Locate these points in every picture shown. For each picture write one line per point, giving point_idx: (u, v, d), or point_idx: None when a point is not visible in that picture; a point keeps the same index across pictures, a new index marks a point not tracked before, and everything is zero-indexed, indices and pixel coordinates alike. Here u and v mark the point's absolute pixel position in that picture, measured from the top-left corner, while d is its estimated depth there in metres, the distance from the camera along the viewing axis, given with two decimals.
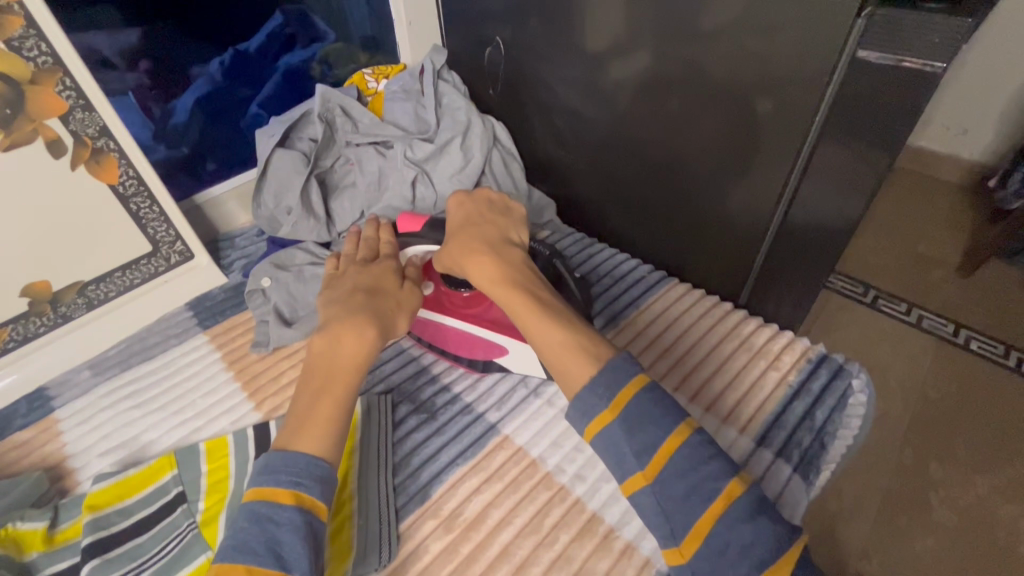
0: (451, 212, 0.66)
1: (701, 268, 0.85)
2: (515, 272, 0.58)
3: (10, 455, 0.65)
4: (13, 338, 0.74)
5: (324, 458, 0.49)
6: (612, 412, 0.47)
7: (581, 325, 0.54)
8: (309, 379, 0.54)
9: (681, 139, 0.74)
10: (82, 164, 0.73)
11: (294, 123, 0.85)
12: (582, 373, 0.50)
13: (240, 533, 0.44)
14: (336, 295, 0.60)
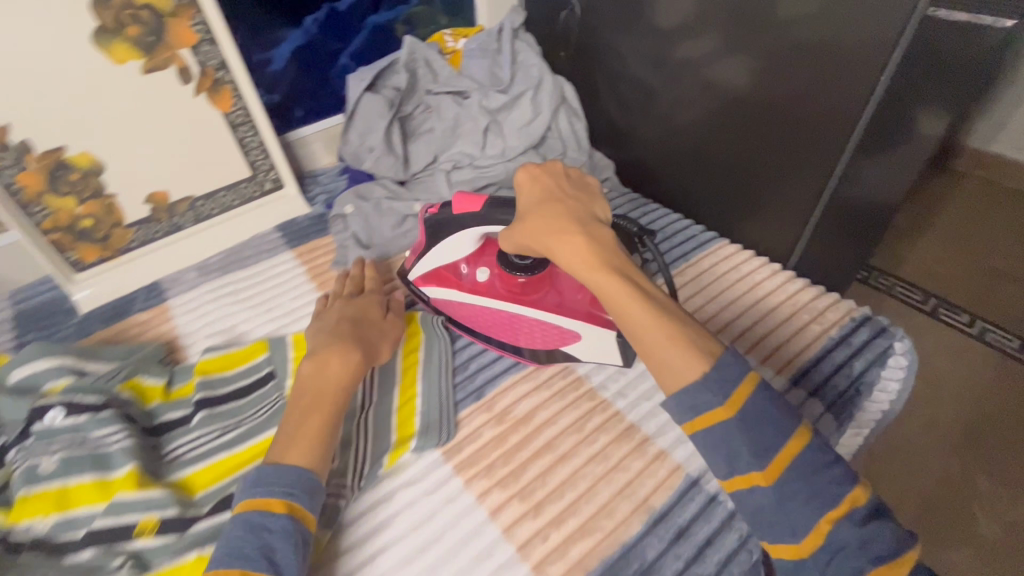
0: (524, 188, 0.57)
1: (751, 233, 0.87)
2: (609, 253, 0.51)
3: (133, 330, 0.76)
4: (136, 239, 0.85)
5: (313, 470, 0.49)
6: (729, 410, 0.43)
7: (687, 317, 0.47)
8: (298, 398, 0.54)
9: (742, 106, 0.76)
10: (203, 93, 0.82)
11: (382, 70, 0.92)
12: (694, 370, 0.44)
13: (233, 539, 0.44)
14: (326, 323, 0.62)
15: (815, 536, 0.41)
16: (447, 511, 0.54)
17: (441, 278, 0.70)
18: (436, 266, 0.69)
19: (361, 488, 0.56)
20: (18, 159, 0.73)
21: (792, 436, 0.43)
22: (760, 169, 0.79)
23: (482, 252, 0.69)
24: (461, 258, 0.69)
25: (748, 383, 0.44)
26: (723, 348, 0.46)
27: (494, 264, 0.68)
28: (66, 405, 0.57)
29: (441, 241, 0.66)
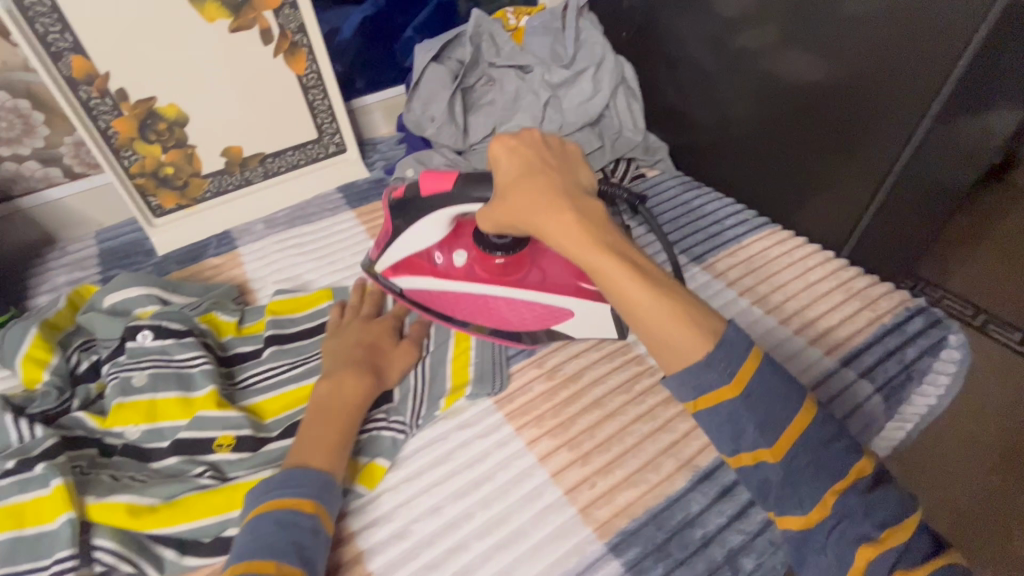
0: (501, 159, 0.50)
1: (807, 220, 0.86)
2: (599, 225, 0.45)
3: (207, 273, 0.81)
4: (210, 190, 0.89)
5: (335, 473, 0.50)
6: (733, 390, 0.40)
7: (684, 292, 0.43)
8: (309, 416, 0.53)
9: (807, 91, 0.77)
10: (281, 54, 0.86)
11: (448, 42, 0.95)
12: (699, 350, 0.40)
13: (262, 534, 0.44)
14: (337, 347, 0.61)
15: (821, 506, 0.40)
16: (499, 453, 0.57)
17: (409, 266, 0.65)
18: (405, 255, 0.64)
19: (417, 426, 0.59)
20: (115, 106, 0.78)
21: (800, 409, 0.41)
22: (814, 160, 0.80)
23: (454, 235, 0.64)
24: (431, 245, 0.64)
25: (752, 360, 0.41)
26: (725, 324, 0.42)
27: (469, 246, 0.64)
28: (154, 328, 0.61)
29: (407, 228, 0.60)
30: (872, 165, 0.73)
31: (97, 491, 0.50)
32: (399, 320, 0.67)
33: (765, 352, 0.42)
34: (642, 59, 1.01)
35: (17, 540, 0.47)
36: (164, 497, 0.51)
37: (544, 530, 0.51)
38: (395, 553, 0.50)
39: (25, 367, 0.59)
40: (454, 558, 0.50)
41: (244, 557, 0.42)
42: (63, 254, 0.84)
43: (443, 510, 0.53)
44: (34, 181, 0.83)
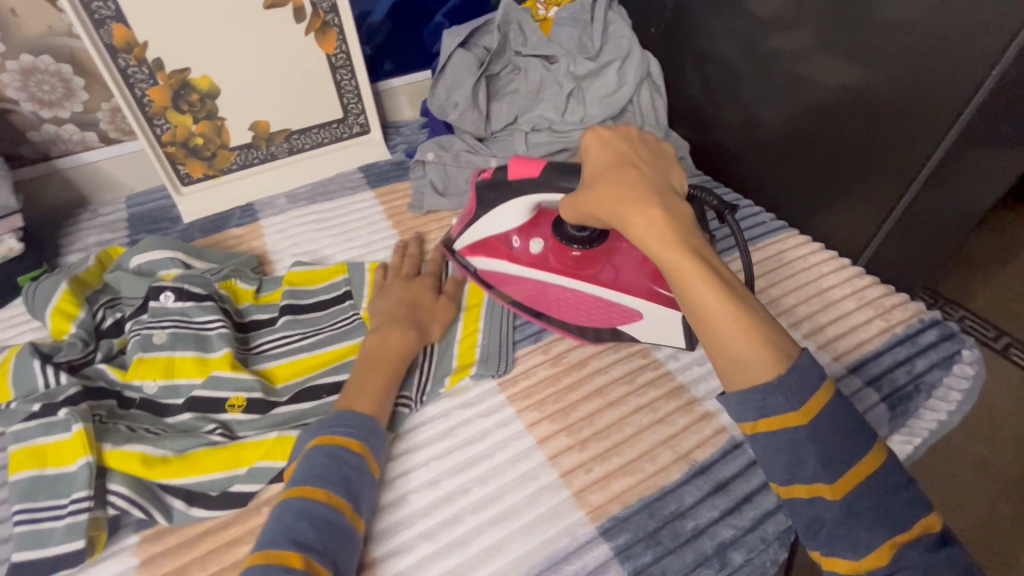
0: (592, 151, 0.51)
1: (827, 225, 0.85)
2: (688, 230, 0.44)
3: (229, 243, 0.83)
4: (236, 162, 0.92)
5: (379, 420, 0.53)
6: (802, 417, 0.39)
7: (760, 311, 0.42)
8: (362, 365, 0.57)
9: (839, 94, 0.75)
10: (312, 33, 0.87)
11: (476, 29, 0.95)
12: (766, 370, 0.40)
13: (315, 464, 0.47)
14: (384, 303, 0.64)
15: (878, 556, 0.38)
16: (498, 433, 0.58)
17: (488, 248, 0.67)
18: (487, 235, 0.66)
19: (422, 401, 0.60)
20: (151, 75, 0.81)
21: (868, 454, 0.40)
22: (840, 168, 0.79)
23: (534, 222, 0.65)
24: (511, 229, 0.65)
25: (823, 394, 0.40)
26: (800, 352, 0.41)
27: (547, 236, 0.64)
28: (176, 290, 0.64)
29: (494, 211, 0.63)
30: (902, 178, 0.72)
31: (114, 439, 0.52)
32: (436, 278, 0.70)
33: (836, 386, 0.41)
34: (670, 56, 1.00)
35: (37, 479, 0.49)
36: (177, 451, 0.54)
37: (537, 509, 0.52)
38: (391, 521, 0.52)
39: (54, 319, 0.62)
40: (447, 530, 0.51)
41: (298, 483, 0.46)
42: (95, 216, 0.88)
43: (439, 483, 0.54)
44: (71, 144, 0.86)
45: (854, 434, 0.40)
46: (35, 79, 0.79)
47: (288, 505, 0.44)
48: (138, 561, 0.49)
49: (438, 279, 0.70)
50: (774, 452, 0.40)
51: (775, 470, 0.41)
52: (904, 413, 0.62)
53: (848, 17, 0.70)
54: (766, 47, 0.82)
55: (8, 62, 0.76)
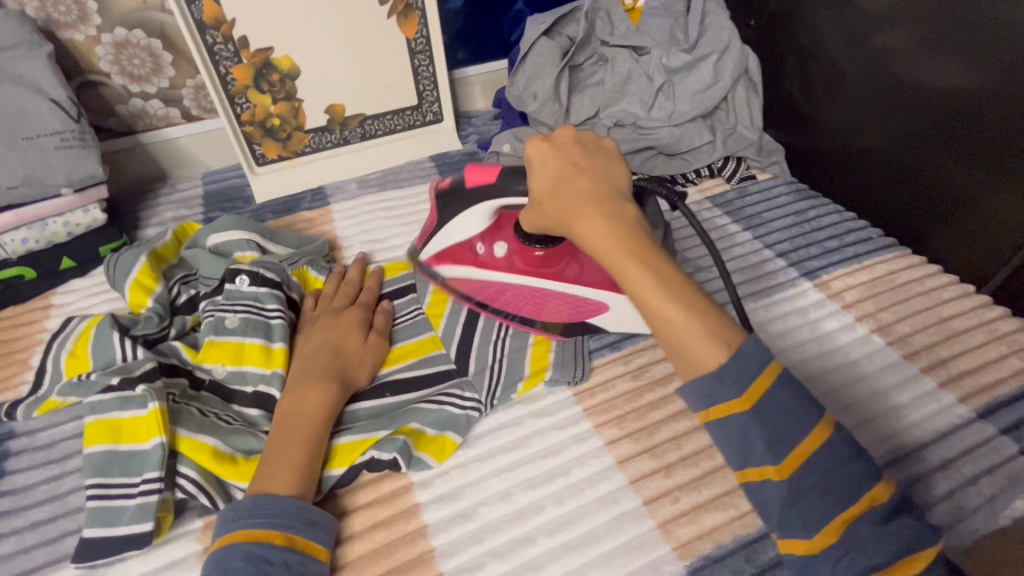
0: (536, 167, 0.48)
1: (946, 245, 0.75)
2: (631, 229, 0.43)
3: (300, 226, 0.82)
4: (309, 146, 0.90)
5: (305, 499, 0.47)
6: (741, 404, 0.37)
7: (703, 308, 0.40)
8: (276, 430, 0.50)
9: (961, 98, 0.67)
10: (394, 16, 0.85)
11: (562, 16, 0.90)
12: (710, 363, 0.38)
13: (230, 570, 0.41)
14: (302, 354, 0.56)
15: (828, 534, 0.37)
16: (576, 448, 0.54)
17: (453, 256, 0.63)
18: (449, 243, 0.62)
19: (492, 405, 0.57)
20: (235, 53, 0.80)
21: (812, 427, 0.38)
22: (941, 177, 0.72)
23: (495, 227, 0.62)
24: (475, 235, 0.62)
25: (766, 376, 0.38)
26: (746, 336, 0.39)
27: (511, 237, 0.61)
28: (252, 274, 0.62)
29: (452, 218, 0.60)
30: (1018, 192, 0.65)
31: (189, 425, 0.51)
32: (368, 311, 0.62)
33: (784, 365, 0.39)
34: (769, 52, 0.92)
35: (111, 454, 0.49)
36: (248, 448, 0.52)
37: (618, 539, 0.48)
38: (459, 534, 0.48)
39: (133, 292, 0.62)
40: (521, 551, 0.47)
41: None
42: (172, 191, 0.88)
43: (513, 497, 0.50)
44: (155, 119, 0.87)
45: (803, 410, 0.38)
46: (127, 53, 0.80)
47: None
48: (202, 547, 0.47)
49: (370, 310, 0.63)
50: (728, 439, 0.39)
51: (733, 458, 0.40)
52: None
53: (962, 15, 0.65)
54: (878, 46, 0.75)
55: (103, 35, 0.77)
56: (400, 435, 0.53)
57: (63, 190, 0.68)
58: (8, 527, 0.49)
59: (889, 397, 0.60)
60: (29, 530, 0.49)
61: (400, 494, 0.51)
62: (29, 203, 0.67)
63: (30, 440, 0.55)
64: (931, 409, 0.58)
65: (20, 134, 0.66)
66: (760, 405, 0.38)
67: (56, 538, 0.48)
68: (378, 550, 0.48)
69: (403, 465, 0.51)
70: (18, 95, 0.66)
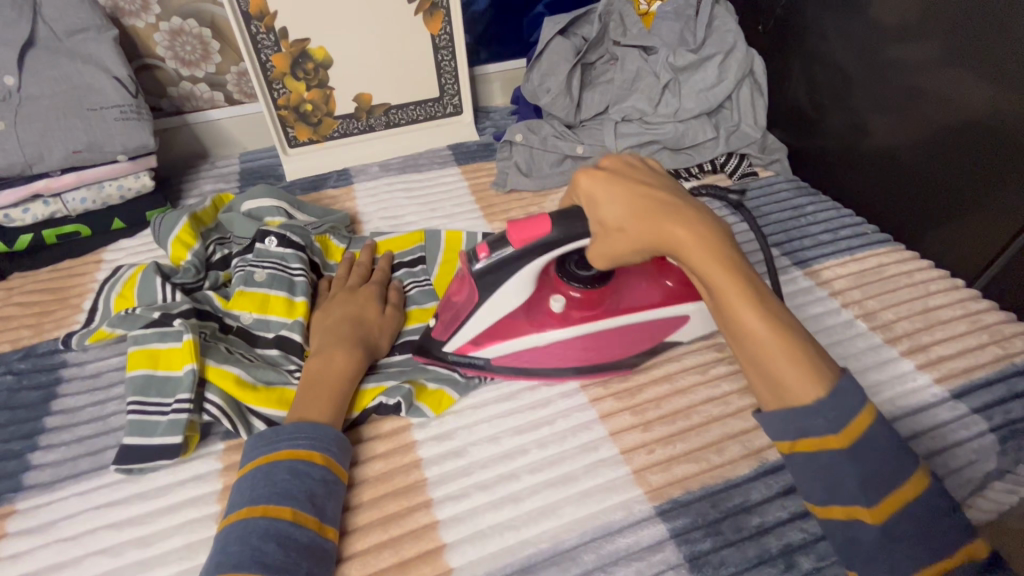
0: (605, 186, 0.48)
1: (937, 242, 0.78)
2: (730, 253, 0.44)
3: (326, 202, 0.89)
4: (338, 131, 0.98)
5: (331, 425, 0.52)
6: (844, 440, 0.39)
7: (799, 333, 0.42)
8: (302, 389, 0.54)
9: (956, 106, 0.71)
10: (421, 13, 0.92)
11: (577, 17, 0.96)
12: (815, 390, 0.40)
13: (277, 481, 0.47)
14: (324, 324, 0.61)
15: None
16: (562, 402, 0.59)
17: (497, 333, 0.58)
18: (487, 325, 0.57)
19: (490, 367, 0.62)
20: (276, 42, 0.88)
21: (906, 482, 0.39)
22: (952, 190, 0.74)
23: (539, 288, 0.58)
24: (515, 306, 0.57)
25: (865, 415, 0.39)
26: (836, 367, 0.42)
27: (558, 289, 0.58)
28: (279, 236, 0.68)
29: (491, 300, 0.54)
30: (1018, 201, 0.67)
31: (216, 357, 0.58)
32: (382, 288, 0.67)
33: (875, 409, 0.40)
34: (776, 55, 0.96)
35: (149, 377, 0.56)
36: (266, 380, 0.58)
37: (594, 480, 0.52)
38: (450, 468, 0.53)
39: (174, 247, 0.69)
40: (504, 485, 0.52)
41: (260, 502, 0.45)
42: (212, 167, 0.97)
43: (501, 440, 0.55)
44: (201, 101, 0.95)
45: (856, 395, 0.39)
46: (180, 40, 0.88)
47: (251, 524, 0.44)
48: (222, 465, 0.54)
49: (384, 288, 0.68)
50: (814, 476, 0.40)
51: (818, 490, 0.41)
52: (1016, 447, 0.56)
53: (978, 37, 0.67)
54: (880, 54, 0.79)
55: (161, 23, 0.86)
56: (406, 384, 0.58)
57: (119, 157, 0.76)
58: (58, 439, 0.56)
59: (866, 376, 0.63)
60: (76, 442, 0.56)
61: (398, 433, 0.57)
62: (90, 166, 0.75)
63: (81, 368, 0.62)
64: (906, 388, 0.61)
65: (86, 106, 0.74)
66: (859, 445, 0.39)
67: (98, 450, 0.55)
68: (381, 476, 0.53)
69: (404, 410, 0.57)
70: (86, 71, 0.75)
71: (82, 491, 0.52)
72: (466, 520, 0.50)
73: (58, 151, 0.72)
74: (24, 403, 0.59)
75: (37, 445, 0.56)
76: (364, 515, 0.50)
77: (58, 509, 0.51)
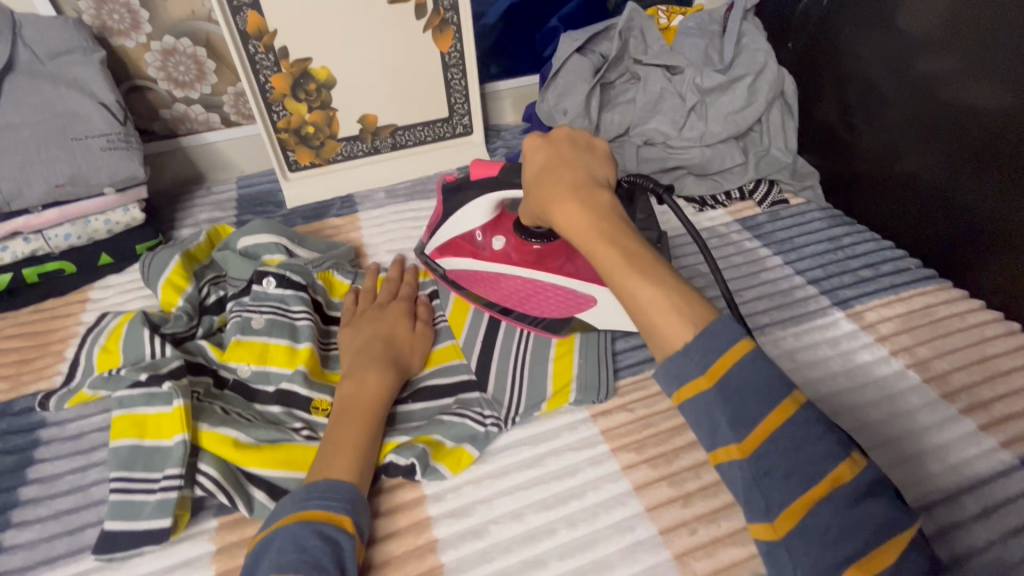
0: (528, 160, 0.51)
1: (988, 280, 0.71)
2: (608, 216, 0.45)
3: (328, 233, 0.83)
4: (341, 154, 0.92)
5: (361, 487, 0.47)
6: (708, 381, 0.37)
7: (665, 283, 0.40)
8: (338, 415, 0.51)
9: (981, 121, 0.67)
10: (430, 30, 0.87)
11: (596, 34, 0.91)
12: (679, 336, 0.38)
13: (308, 546, 0.41)
14: (355, 344, 0.57)
15: None
16: (592, 471, 0.53)
17: (454, 248, 0.65)
18: (450, 236, 0.65)
19: (512, 421, 0.56)
20: (276, 62, 0.83)
21: None
22: (991, 216, 0.69)
23: (495, 223, 0.63)
24: (475, 227, 0.63)
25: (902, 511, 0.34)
26: (717, 315, 0.39)
27: (509, 233, 0.62)
28: (278, 277, 0.63)
29: (455, 212, 0.62)
30: None
31: (210, 420, 0.53)
32: (412, 304, 0.64)
33: None
34: (807, 75, 0.90)
35: (135, 449, 0.50)
36: (265, 439, 0.53)
37: (632, 568, 0.46)
38: (470, 551, 0.48)
39: (165, 291, 0.64)
40: (531, 574, 0.46)
41: (289, 570, 0.40)
42: (208, 193, 0.91)
43: (525, 517, 0.50)
44: (196, 124, 0.90)
45: (774, 386, 0.37)
46: (173, 60, 0.83)
47: None
48: (214, 547, 0.48)
49: (413, 304, 0.64)
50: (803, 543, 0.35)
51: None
52: None
53: (990, 46, 0.64)
54: (905, 71, 0.74)
55: (153, 42, 0.81)
56: (420, 443, 0.53)
57: (106, 189, 0.71)
58: (32, 515, 0.51)
59: (924, 437, 0.57)
60: (52, 519, 0.50)
61: (415, 505, 0.51)
62: (74, 200, 0.70)
63: (60, 430, 0.57)
64: (970, 453, 0.56)
65: (70, 135, 0.69)
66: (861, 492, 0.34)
67: (77, 529, 0.50)
68: (397, 560, 0.48)
69: (419, 472, 0.51)
70: (69, 97, 0.69)
71: None
72: None
73: (38, 185, 0.67)
74: None
75: (9, 523, 0.50)
76: None
77: None
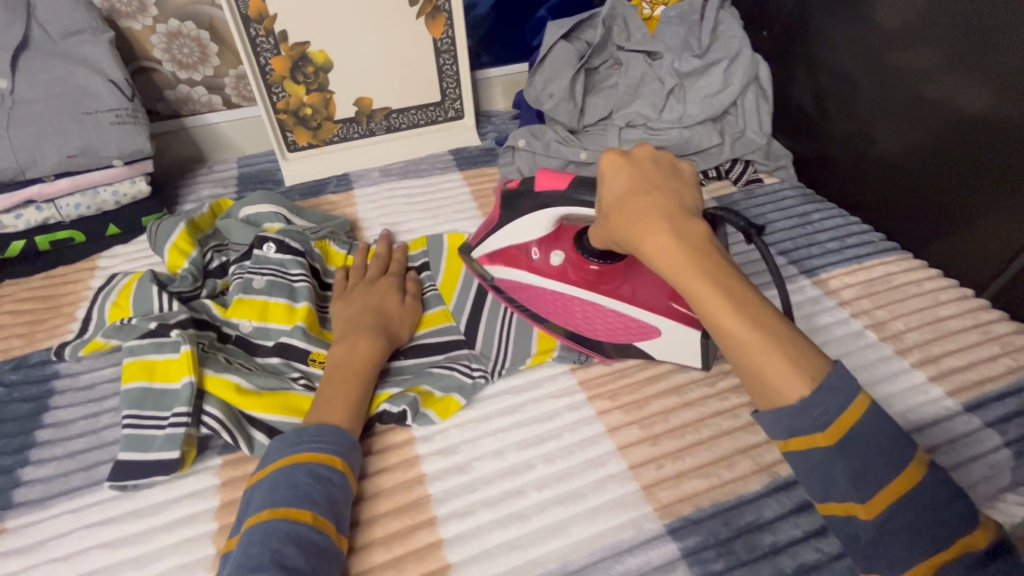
0: (606, 179, 0.46)
1: (947, 250, 0.76)
2: (708, 250, 0.41)
3: (325, 208, 0.88)
4: (337, 136, 0.96)
5: (350, 432, 0.51)
6: (825, 439, 0.36)
7: (779, 335, 0.38)
8: (331, 375, 0.54)
9: (950, 110, 0.71)
10: (423, 17, 0.91)
11: (580, 22, 0.95)
12: (793, 391, 0.37)
13: (298, 483, 0.45)
14: (347, 313, 0.61)
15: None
16: (569, 416, 0.57)
17: (507, 258, 0.62)
18: (504, 246, 0.62)
19: (498, 374, 0.61)
20: (275, 45, 0.87)
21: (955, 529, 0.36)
22: (957, 198, 0.73)
23: (555, 235, 0.60)
24: (532, 239, 0.60)
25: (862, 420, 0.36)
26: (827, 364, 0.38)
27: (569, 248, 0.59)
28: (278, 242, 0.67)
29: (515, 219, 0.59)
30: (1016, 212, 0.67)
31: (215, 367, 0.56)
32: (402, 279, 0.67)
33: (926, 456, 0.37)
34: (782, 62, 0.95)
35: (145, 391, 0.54)
36: (266, 386, 0.57)
37: (603, 497, 0.51)
38: (455, 484, 0.52)
39: (171, 254, 0.68)
40: (510, 502, 0.50)
41: (281, 504, 0.44)
42: (210, 171, 0.95)
43: (506, 455, 0.54)
44: (199, 105, 0.94)
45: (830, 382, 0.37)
46: (178, 43, 0.87)
47: (272, 527, 0.42)
48: (219, 480, 0.52)
49: (403, 278, 0.67)
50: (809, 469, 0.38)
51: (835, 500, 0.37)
52: None
53: (971, 45, 0.68)
54: (880, 61, 0.79)
55: (158, 25, 0.85)
56: (410, 393, 0.57)
57: (115, 161, 0.75)
58: (49, 454, 0.55)
59: (878, 387, 0.62)
60: (67, 457, 0.54)
61: (404, 446, 0.55)
62: (84, 171, 0.74)
63: (73, 380, 0.61)
64: (919, 401, 0.60)
65: (80, 110, 0.73)
66: (827, 406, 0.36)
67: (91, 465, 0.54)
68: (388, 492, 0.52)
69: (410, 417, 0.55)
70: (80, 74, 0.73)
71: (74, 509, 0.50)
72: (473, 539, 0.48)
73: (51, 156, 0.71)
74: (15, 416, 0.58)
75: (27, 461, 0.54)
76: (373, 531, 0.49)
77: (48, 528, 0.49)
